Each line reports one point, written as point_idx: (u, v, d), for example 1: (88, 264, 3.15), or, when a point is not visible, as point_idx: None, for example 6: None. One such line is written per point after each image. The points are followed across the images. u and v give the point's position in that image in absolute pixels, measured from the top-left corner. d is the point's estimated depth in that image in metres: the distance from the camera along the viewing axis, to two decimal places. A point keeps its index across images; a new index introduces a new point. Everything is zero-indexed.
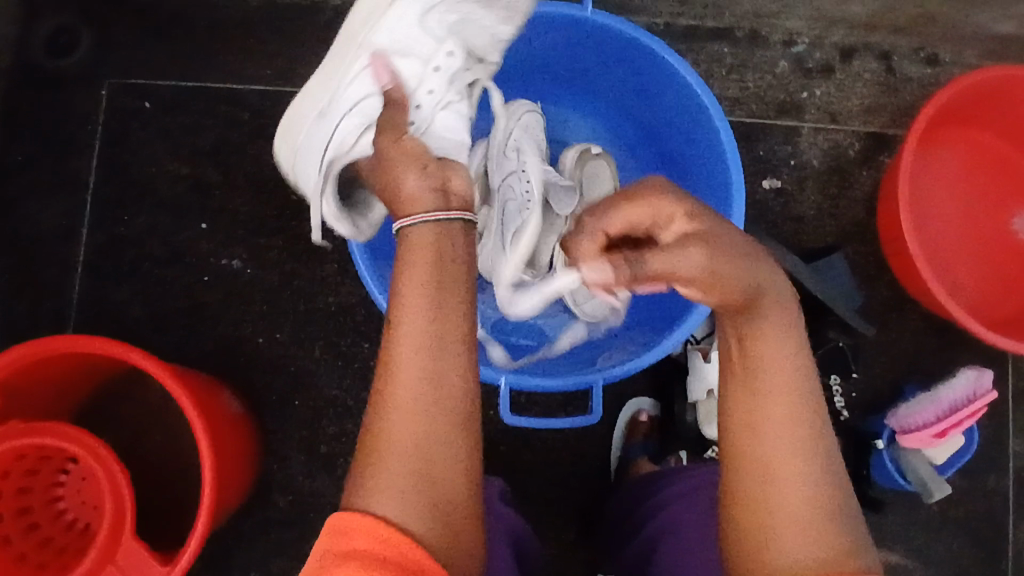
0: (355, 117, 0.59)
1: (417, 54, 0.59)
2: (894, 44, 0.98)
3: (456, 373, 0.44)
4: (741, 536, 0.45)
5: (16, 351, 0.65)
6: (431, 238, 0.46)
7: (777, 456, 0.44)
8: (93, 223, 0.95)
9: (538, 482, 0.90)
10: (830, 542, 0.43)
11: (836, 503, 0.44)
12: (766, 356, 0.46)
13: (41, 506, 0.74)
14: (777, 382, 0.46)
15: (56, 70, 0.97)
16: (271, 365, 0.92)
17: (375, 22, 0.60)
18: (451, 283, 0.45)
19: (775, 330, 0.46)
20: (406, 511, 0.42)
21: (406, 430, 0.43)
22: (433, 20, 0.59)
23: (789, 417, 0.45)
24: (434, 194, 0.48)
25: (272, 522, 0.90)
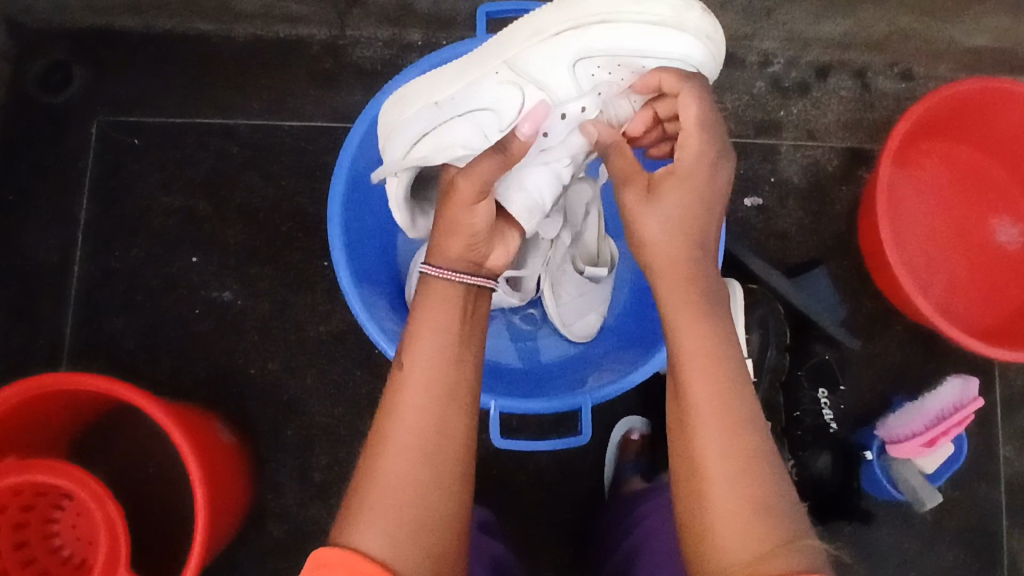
0: (449, 139, 0.57)
1: (550, 92, 0.56)
2: (868, 61, 1.00)
3: (458, 415, 0.49)
4: (693, 538, 0.47)
5: (14, 388, 0.66)
6: (442, 295, 0.53)
7: (708, 453, 0.47)
8: (85, 259, 0.96)
9: (531, 504, 0.90)
10: (768, 531, 0.45)
11: (774, 498, 0.46)
12: (688, 355, 0.50)
13: (37, 541, 0.74)
14: (698, 378, 0.49)
15: (48, 109, 0.98)
16: (264, 395, 0.93)
17: (525, 44, 0.55)
18: (450, 334, 0.52)
19: (694, 330, 0.51)
20: (391, 545, 0.45)
21: (396, 467, 0.47)
22: (583, 71, 0.56)
23: (716, 411, 0.48)
24: (468, 263, 0.56)
25: (267, 552, 0.90)
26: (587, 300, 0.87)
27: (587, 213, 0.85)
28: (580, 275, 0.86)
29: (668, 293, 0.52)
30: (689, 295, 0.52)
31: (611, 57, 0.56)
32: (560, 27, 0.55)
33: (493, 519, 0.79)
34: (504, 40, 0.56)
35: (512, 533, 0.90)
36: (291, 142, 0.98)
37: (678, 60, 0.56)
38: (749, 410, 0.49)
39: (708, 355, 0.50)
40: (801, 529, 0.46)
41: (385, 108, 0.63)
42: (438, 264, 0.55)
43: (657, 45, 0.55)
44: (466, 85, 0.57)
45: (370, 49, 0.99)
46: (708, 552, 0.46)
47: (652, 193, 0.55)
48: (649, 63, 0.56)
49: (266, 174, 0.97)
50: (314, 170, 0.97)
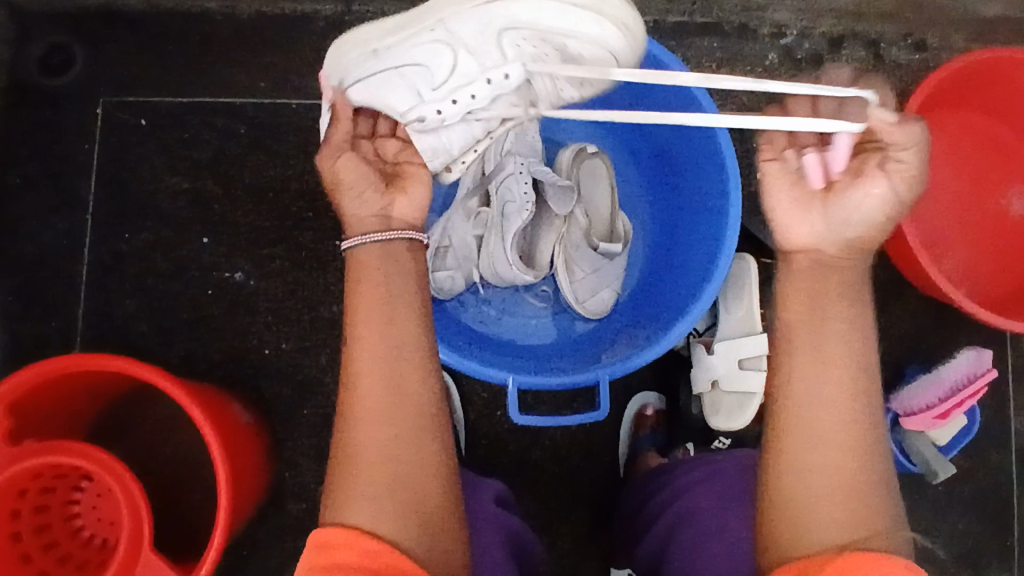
0: (385, 92, 0.56)
1: (478, 58, 0.54)
2: (881, 31, 0.99)
3: (416, 373, 0.50)
4: (782, 503, 0.49)
5: (28, 372, 0.65)
6: (377, 262, 0.53)
7: (818, 425, 0.49)
8: (96, 241, 0.95)
9: (547, 479, 0.91)
10: (864, 514, 0.47)
11: (870, 478, 0.48)
12: (817, 337, 0.50)
13: (58, 523, 0.75)
14: (823, 360, 0.50)
15: (52, 90, 0.97)
16: (279, 375, 0.93)
17: (460, 7, 0.52)
18: (399, 298, 0.52)
19: (832, 315, 0.51)
20: (382, 516, 0.47)
21: (368, 440, 0.48)
22: (510, 42, 0.54)
23: (835, 394, 0.49)
24: (374, 218, 0.54)
25: (286, 529, 0.91)
26: (602, 276, 0.86)
27: (600, 190, 0.86)
28: (594, 251, 0.86)
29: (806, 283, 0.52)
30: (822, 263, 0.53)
31: (535, 31, 0.54)
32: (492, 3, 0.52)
33: (508, 493, 0.78)
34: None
35: (529, 508, 0.90)
36: (299, 121, 0.97)
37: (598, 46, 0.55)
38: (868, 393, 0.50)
39: (833, 342, 0.50)
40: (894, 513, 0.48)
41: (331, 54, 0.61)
42: (359, 232, 0.54)
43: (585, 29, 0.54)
44: (402, 40, 0.54)
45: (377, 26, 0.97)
46: (798, 519, 0.48)
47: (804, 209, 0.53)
48: (572, 43, 0.55)
49: (275, 153, 0.96)
50: None
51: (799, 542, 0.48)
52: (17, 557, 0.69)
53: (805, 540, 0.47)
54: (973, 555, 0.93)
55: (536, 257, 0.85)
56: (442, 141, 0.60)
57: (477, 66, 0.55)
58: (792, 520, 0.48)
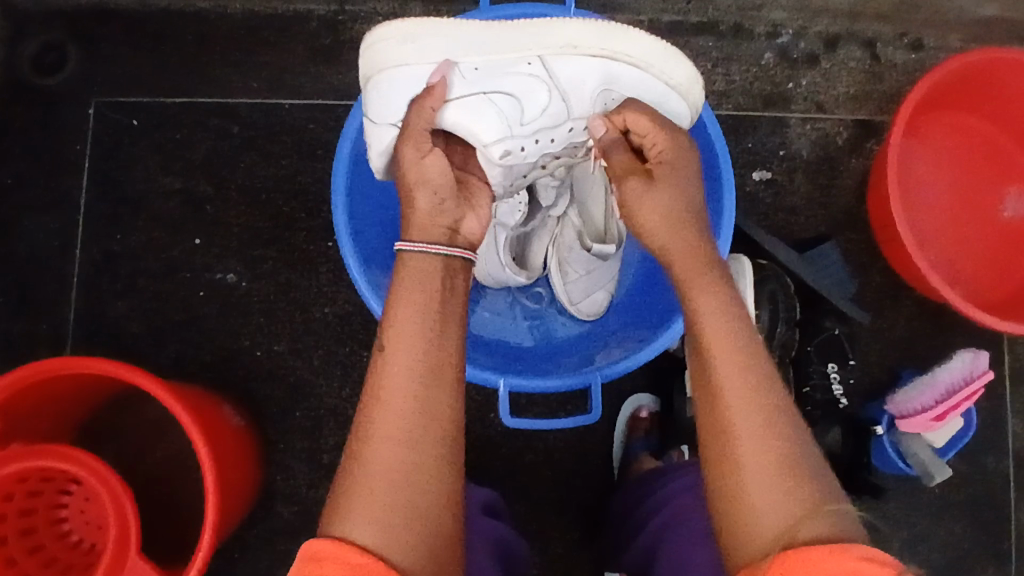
0: (469, 112, 0.58)
1: (570, 109, 0.61)
2: (878, 31, 0.98)
3: (447, 395, 0.49)
4: (721, 503, 0.48)
5: (16, 373, 0.65)
6: (420, 273, 0.51)
7: (734, 415, 0.48)
8: (88, 241, 0.95)
9: (539, 482, 0.90)
10: (799, 498, 0.45)
11: (797, 459, 0.47)
12: (713, 340, 0.50)
13: (45, 526, 0.74)
14: (720, 359, 0.49)
15: (43, 89, 0.97)
16: (272, 376, 0.93)
17: (562, 52, 0.58)
18: (434, 312, 0.50)
19: (716, 314, 0.51)
20: (388, 537, 0.45)
21: (388, 454, 0.47)
22: (604, 99, 0.61)
23: (739, 387, 0.48)
24: (444, 230, 0.54)
25: (277, 532, 0.90)
26: (595, 277, 0.85)
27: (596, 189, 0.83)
28: (587, 252, 0.83)
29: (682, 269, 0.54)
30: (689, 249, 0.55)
31: (629, 98, 0.62)
32: (596, 52, 0.59)
33: (498, 499, 0.78)
34: (538, 30, 0.58)
35: (521, 511, 0.90)
36: (292, 121, 0.96)
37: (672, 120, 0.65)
38: (772, 375, 0.50)
39: (723, 338, 0.50)
40: (828, 496, 0.46)
41: (374, 32, 0.59)
42: (416, 238, 0.53)
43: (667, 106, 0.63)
44: (495, 63, 0.58)
45: (371, 25, 0.96)
46: (736, 516, 0.46)
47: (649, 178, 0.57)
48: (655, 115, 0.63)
49: (268, 153, 0.96)
50: (316, 149, 0.96)
51: (744, 538, 0.46)
52: (4, 560, 0.69)
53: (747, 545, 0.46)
54: (968, 559, 0.93)
55: (530, 259, 0.87)
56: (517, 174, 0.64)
57: (567, 110, 0.61)
58: (727, 516, 0.47)
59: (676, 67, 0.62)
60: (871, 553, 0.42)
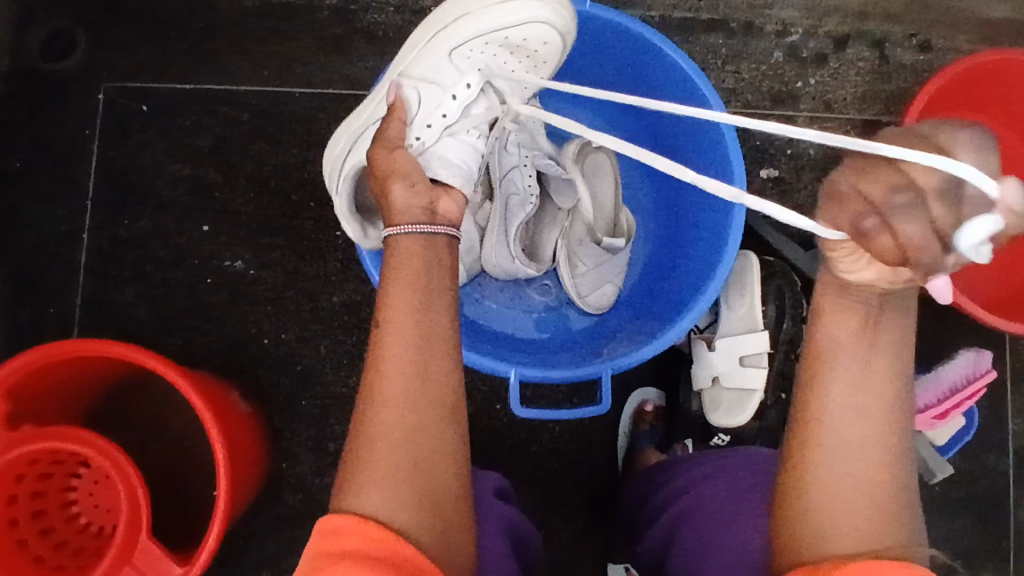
0: (364, 141, 0.65)
1: (438, 83, 0.62)
2: (886, 31, 0.99)
3: (444, 365, 0.49)
4: (796, 506, 0.48)
5: (29, 355, 0.65)
6: (412, 251, 0.50)
7: (841, 433, 0.47)
8: (96, 227, 0.95)
9: (545, 474, 0.90)
10: (881, 518, 0.46)
11: (891, 485, 0.47)
12: (838, 353, 0.47)
13: (54, 510, 0.74)
14: (837, 373, 0.47)
15: (52, 73, 0.96)
16: (279, 364, 0.93)
17: (407, 55, 0.64)
18: (429, 290, 0.49)
19: (851, 328, 0.47)
20: (393, 507, 0.45)
21: (389, 426, 0.47)
22: (461, 55, 0.63)
23: (856, 406, 0.47)
24: (422, 211, 0.52)
25: (283, 520, 0.90)
26: (604, 271, 0.86)
27: (604, 185, 0.84)
28: (598, 245, 0.86)
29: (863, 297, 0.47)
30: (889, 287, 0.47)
31: (483, 38, 0.63)
32: (432, 31, 0.63)
33: (509, 487, 0.78)
34: (395, 57, 0.66)
35: (526, 502, 0.90)
36: (302, 110, 0.96)
37: (543, 26, 0.64)
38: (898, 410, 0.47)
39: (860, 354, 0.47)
40: (911, 523, 0.47)
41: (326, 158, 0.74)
42: (399, 223, 0.52)
43: (518, 17, 0.62)
44: (373, 99, 0.66)
45: (382, 15, 0.97)
46: (816, 521, 0.47)
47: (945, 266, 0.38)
48: (513, 33, 0.63)
49: (277, 142, 0.96)
50: (327, 138, 0.96)
51: (819, 541, 0.46)
52: (14, 543, 0.69)
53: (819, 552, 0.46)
54: (968, 555, 0.94)
55: (540, 253, 0.85)
56: (445, 156, 0.60)
57: (442, 89, 0.62)
58: (806, 519, 0.47)
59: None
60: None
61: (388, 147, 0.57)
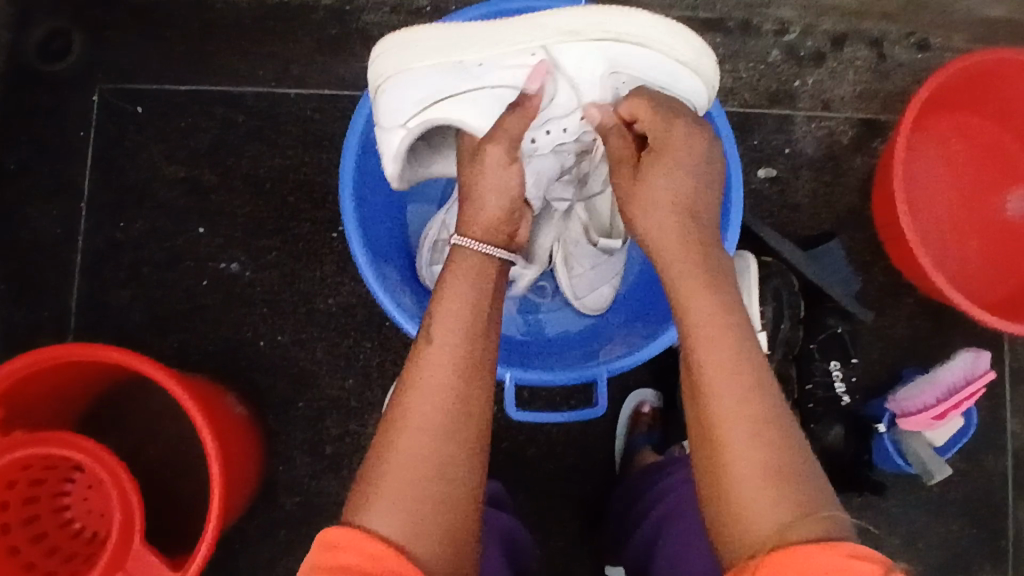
0: (470, 103, 0.59)
1: (576, 91, 0.59)
2: (884, 30, 0.98)
3: (485, 388, 0.49)
4: (717, 513, 0.45)
5: (21, 360, 0.65)
6: (474, 271, 0.53)
7: (723, 421, 0.46)
8: (91, 230, 0.94)
9: (542, 476, 0.90)
10: (790, 500, 0.43)
11: (787, 463, 0.44)
12: (700, 335, 0.48)
13: (47, 515, 0.74)
14: (706, 352, 0.48)
15: (47, 75, 0.96)
16: (276, 366, 0.92)
17: (563, 39, 0.56)
18: (478, 308, 0.51)
19: (708, 306, 0.49)
20: (407, 527, 0.44)
21: (415, 442, 0.46)
22: (611, 80, 0.59)
23: (727, 377, 0.47)
24: (505, 237, 0.57)
25: (279, 523, 0.90)
26: (600, 272, 0.85)
27: None
28: (593, 247, 0.84)
29: (677, 269, 0.52)
30: (685, 247, 0.53)
31: (635, 78, 0.59)
32: (598, 33, 0.56)
33: (504, 492, 0.78)
34: (537, 21, 0.56)
35: (523, 504, 0.90)
36: (298, 111, 0.96)
37: (683, 99, 0.63)
38: (764, 377, 0.47)
39: (716, 330, 0.48)
40: (824, 498, 0.44)
41: (380, 44, 0.60)
42: (475, 236, 0.55)
43: (682, 87, 0.61)
44: (498, 55, 0.57)
45: (378, 16, 0.96)
46: (734, 521, 0.44)
47: (659, 156, 0.56)
48: (665, 92, 0.61)
49: (273, 143, 0.95)
50: (323, 139, 0.95)
51: (745, 545, 0.43)
52: (6, 549, 0.68)
53: (741, 547, 0.43)
54: (966, 556, 0.93)
55: None
56: (534, 168, 0.67)
57: (575, 100, 0.60)
58: (724, 521, 0.45)
59: (683, 42, 0.59)
60: (862, 551, 0.40)
61: (508, 150, 0.57)
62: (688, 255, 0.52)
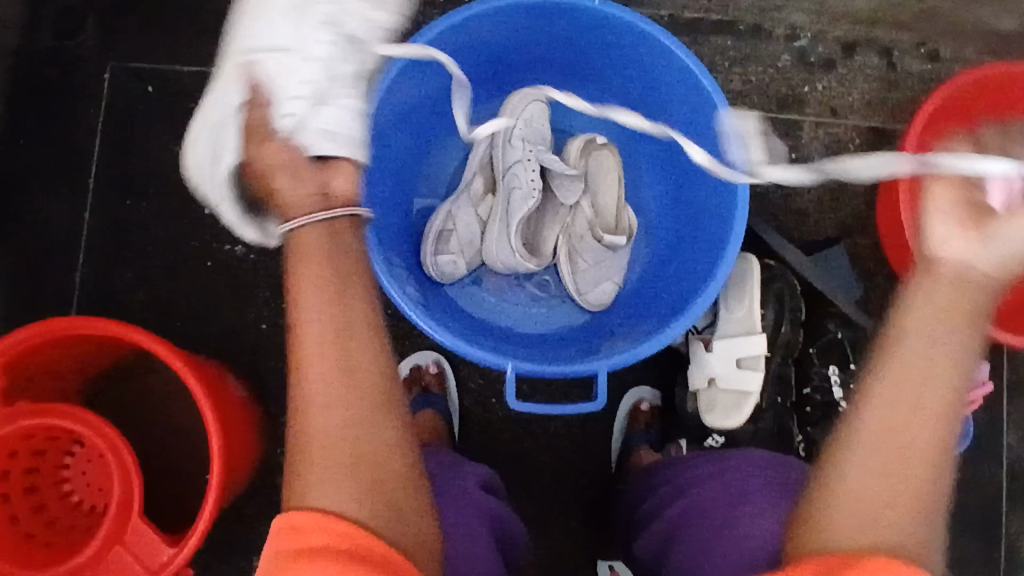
0: (224, 131, 0.58)
1: (295, 51, 0.56)
2: (895, 39, 0.99)
3: (369, 346, 0.49)
4: (818, 505, 0.55)
5: (25, 332, 0.65)
6: (315, 235, 0.51)
7: (865, 442, 0.54)
8: (99, 208, 0.95)
9: (539, 470, 0.91)
10: (898, 526, 0.52)
11: (913, 500, 0.53)
12: (916, 364, 0.55)
13: (48, 487, 0.75)
14: (913, 373, 0.55)
15: (59, 52, 0.96)
16: (277, 350, 0.93)
17: (286, 14, 0.56)
18: (334, 272, 0.50)
19: (936, 336, 0.55)
20: (345, 498, 0.46)
21: (329, 418, 0.47)
22: (314, 26, 0.56)
23: (896, 406, 0.55)
24: (316, 197, 0.53)
25: (275, 507, 0.90)
26: (603, 268, 0.86)
27: (608, 179, 0.86)
28: (598, 242, 0.85)
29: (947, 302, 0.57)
30: (952, 291, 0.58)
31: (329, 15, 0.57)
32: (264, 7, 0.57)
33: (496, 478, 0.78)
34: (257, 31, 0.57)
35: (519, 497, 0.90)
36: None
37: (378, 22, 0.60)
38: (935, 432, 0.54)
39: (943, 364, 0.55)
40: (921, 536, 0.53)
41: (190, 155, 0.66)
42: (295, 214, 0.52)
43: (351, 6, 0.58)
44: (225, 85, 0.58)
45: None
46: (833, 519, 0.54)
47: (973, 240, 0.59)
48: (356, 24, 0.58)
49: None
50: None
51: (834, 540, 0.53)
52: (5, 518, 0.69)
53: (828, 542, 0.53)
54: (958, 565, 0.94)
55: (541, 246, 0.86)
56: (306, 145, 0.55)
57: (287, 59, 0.55)
58: (829, 514, 0.54)
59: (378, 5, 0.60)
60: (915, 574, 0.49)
61: (258, 140, 0.55)
62: (925, 288, 0.58)
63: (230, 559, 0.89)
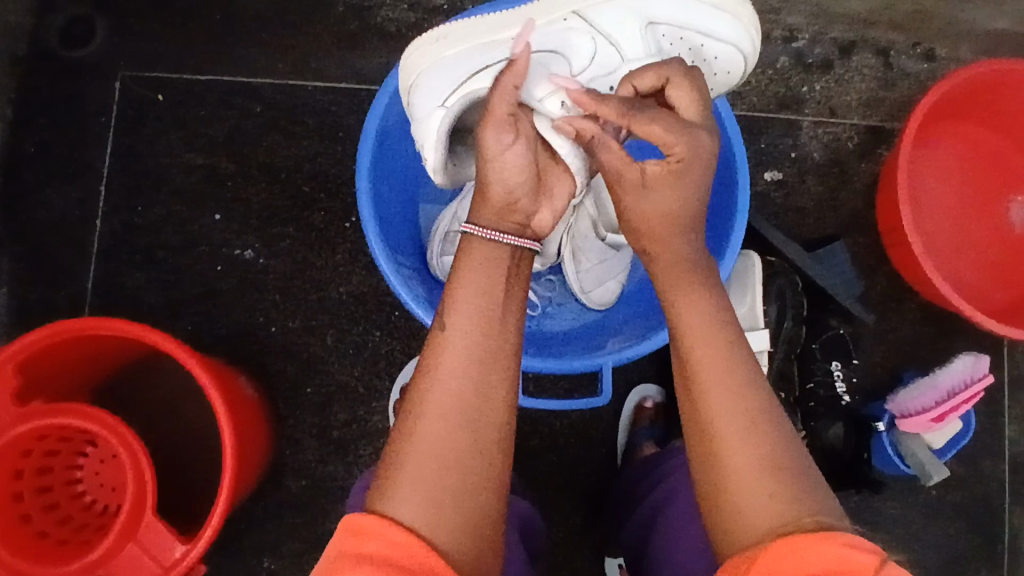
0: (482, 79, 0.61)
1: (614, 46, 0.63)
2: (892, 40, 1.00)
3: (502, 382, 0.48)
4: (711, 504, 0.47)
5: (38, 333, 0.66)
6: (485, 257, 0.51)
7: (721, 428, 0.47)
8: (109, 213, 0.96)
9: (546, 466, 0.91)
10: (790, 502, 0.45)
11: (792, 474, 0.46)
12: (691, 338, 0.50)
13: (60, 487, 0.76)
14: (702, 350, 0.49)
15: (69, 61, 0.98)
16: (287, 352, 0.94)
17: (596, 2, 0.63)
18: (494, 292, 0.50)
19: (698, 310, 0.51)
20: (427, 515, 0.44)
21: (437, 426, 0.46)
22: (651, 34, 0.64)
23: (716, 376, 0.48)
24: (515, 225, 0.54)
25: (284, 506, 0.91)
26: (609, 267, 0.87)
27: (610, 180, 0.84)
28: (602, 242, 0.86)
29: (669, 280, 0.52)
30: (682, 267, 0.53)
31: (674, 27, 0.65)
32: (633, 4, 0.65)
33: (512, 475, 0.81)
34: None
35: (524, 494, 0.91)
36: (315, 104, 0.98)
37: (730, 46, 0.67)
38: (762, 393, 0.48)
39: (725, 331, 0.50)
40: (827, 504, 0.45)
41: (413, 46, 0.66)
42: (488, 224, 0.53)
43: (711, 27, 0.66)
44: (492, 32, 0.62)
45: (396, 12, 0.98)
46: (732, 517, 0.46)
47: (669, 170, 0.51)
48: (707, 44, 0.66)
49: (290, 134, 0.97)
50: (338, 132, 0.97)
51: (746, 539, 0.45)
52: (19, 517, 0.70)
53: (742, 539, 0.45)
54: (961, 558, 0.94)
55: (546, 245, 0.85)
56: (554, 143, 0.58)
57: (615, 54, 0.63)
58: (727, 512, 0.46)
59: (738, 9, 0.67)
60: (857, 542, 0.42)
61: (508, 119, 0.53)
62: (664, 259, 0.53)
63: (239, 558, 0.90)
